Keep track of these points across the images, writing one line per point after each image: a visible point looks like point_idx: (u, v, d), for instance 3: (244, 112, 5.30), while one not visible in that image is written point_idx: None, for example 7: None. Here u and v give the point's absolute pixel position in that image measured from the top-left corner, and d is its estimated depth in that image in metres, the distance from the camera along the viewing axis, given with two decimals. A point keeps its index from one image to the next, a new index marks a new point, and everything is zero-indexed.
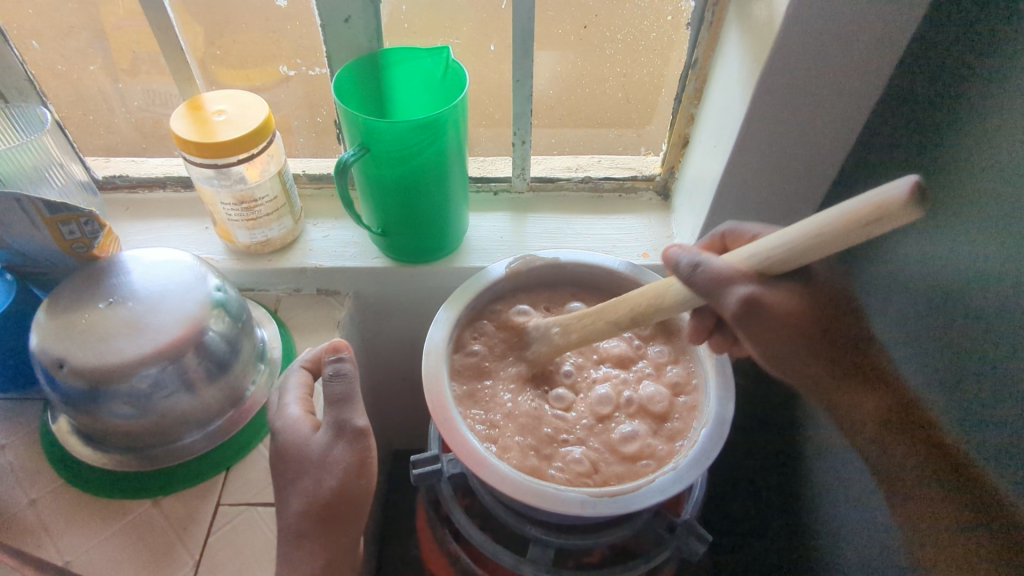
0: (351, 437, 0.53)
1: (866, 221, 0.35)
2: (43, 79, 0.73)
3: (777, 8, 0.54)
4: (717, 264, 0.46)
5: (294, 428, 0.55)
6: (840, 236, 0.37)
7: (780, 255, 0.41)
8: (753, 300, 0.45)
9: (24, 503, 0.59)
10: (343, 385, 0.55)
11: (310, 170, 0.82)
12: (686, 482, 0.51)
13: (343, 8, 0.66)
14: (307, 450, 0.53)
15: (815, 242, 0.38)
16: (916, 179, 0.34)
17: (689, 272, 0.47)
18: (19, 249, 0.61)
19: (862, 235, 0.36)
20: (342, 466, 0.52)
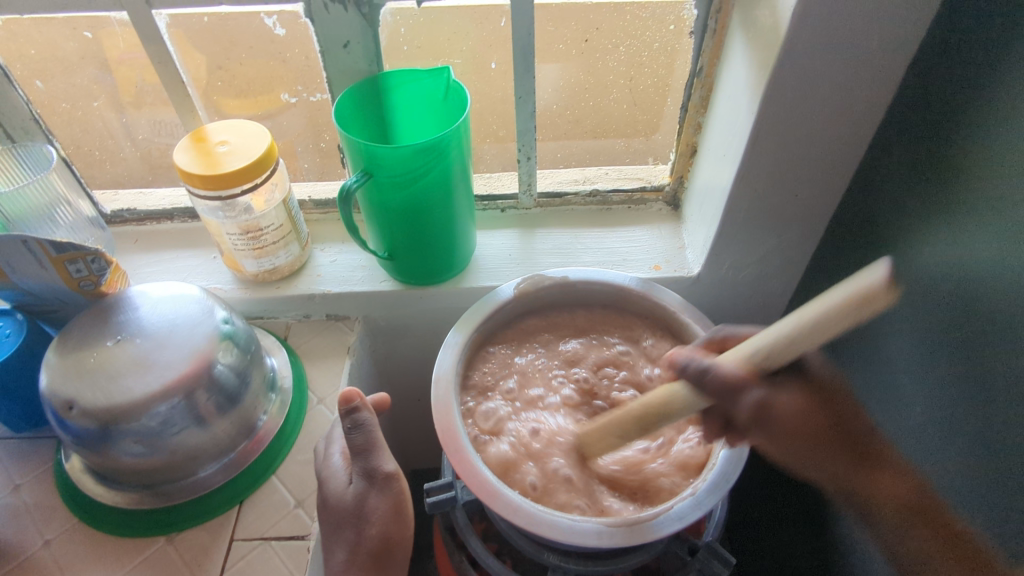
0: (380, 483, 0.56)
1: (859, 303, 0.37)
2: (48, 118, 0.73)
3: (783, 14, 0.53)
4: (723, 367, 0.44)
5: (334, 478, 0.57)
6: (833, 315, 0.37)
7: (782, 343, 0.41)
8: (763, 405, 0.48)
9: (40, 543, 0.59)
10: (362, 434, 0.56)
11: (315, 195, 0.82)
12: (705, 508, 0.51)
13: (341, 33, 0.65)
14: (342, 501, 0.56)
15: (800, 334, 0.39)
16: (890, 270, 0.36)
17: (699, 377, 0.45)
18: (27, 289, 0.61)
19: (859, 312, 0.37)
20: (379, 513, 0.56)
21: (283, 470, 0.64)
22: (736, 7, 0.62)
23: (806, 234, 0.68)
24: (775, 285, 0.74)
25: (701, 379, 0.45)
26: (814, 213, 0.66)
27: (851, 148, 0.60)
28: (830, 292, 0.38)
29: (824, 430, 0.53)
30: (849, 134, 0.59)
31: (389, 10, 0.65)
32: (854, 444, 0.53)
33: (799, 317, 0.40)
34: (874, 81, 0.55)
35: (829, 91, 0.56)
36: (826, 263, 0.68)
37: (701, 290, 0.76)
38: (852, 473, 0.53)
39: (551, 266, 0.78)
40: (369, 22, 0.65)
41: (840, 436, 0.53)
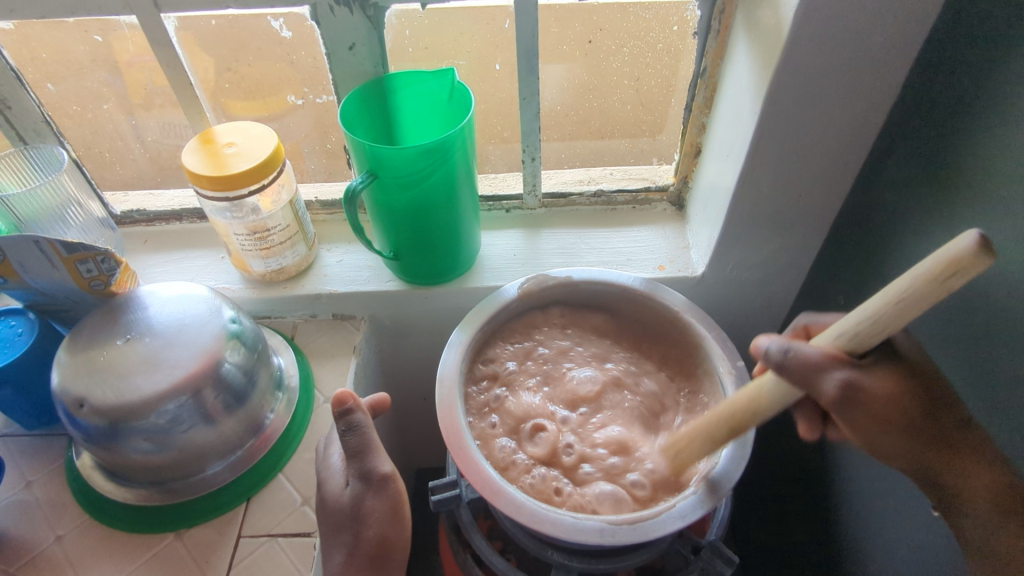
0: (377, 485, 0.56)
1: (940, 272, 0.32)
2: (59, 120, 0.74)
3: (786, 15, 0.53)
4: (808, 351, 0.41)
5: (330, 481, 0.58)
6: (914, 294, 0.33)
7: (870, 327, 0.37)
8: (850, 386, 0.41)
9: (51, 539, 0.60)
10: (359, 436, 0.56)
11: (322, 196, 0.83)
12: (707, 506, 0.51)
13: (347, 36, 0.66)
14: (340, 503, 0.56)
15: (891, 312, 0.35)
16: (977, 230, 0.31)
17: (778, 370, 0.42)
18: (39, 288, 0.62)
19: (943, 289, 0.32)
20: (376, 515, 0.55)
21: (289, 468, 0.65)
22: (740, 7, 0.62)
23: (811, 234, 0.68)
24: (779, 285, 0.74)
25: (783, 373, 0.41)
26: (818, 213, 0.66)
27: (855, 148, 0.60)
28: (907, 271, 0.34)
29: (918, 417, 0.44)
30: (853, 134, 0.59)
31: (394, 13, 0.66)
32: (948, 413, 0.45)
33: (883, 297, 0.35)
34: (878, 81, 0.55)
35: (833, 91, 0.56)
36: (830, 263, 0.68)
37: (705, 289, 0.76)
38: (928, 453, 0.45)
39: (555, 266, 0.78)
40: (374, 24, 0.65)
41: (927, 426, 0.44)
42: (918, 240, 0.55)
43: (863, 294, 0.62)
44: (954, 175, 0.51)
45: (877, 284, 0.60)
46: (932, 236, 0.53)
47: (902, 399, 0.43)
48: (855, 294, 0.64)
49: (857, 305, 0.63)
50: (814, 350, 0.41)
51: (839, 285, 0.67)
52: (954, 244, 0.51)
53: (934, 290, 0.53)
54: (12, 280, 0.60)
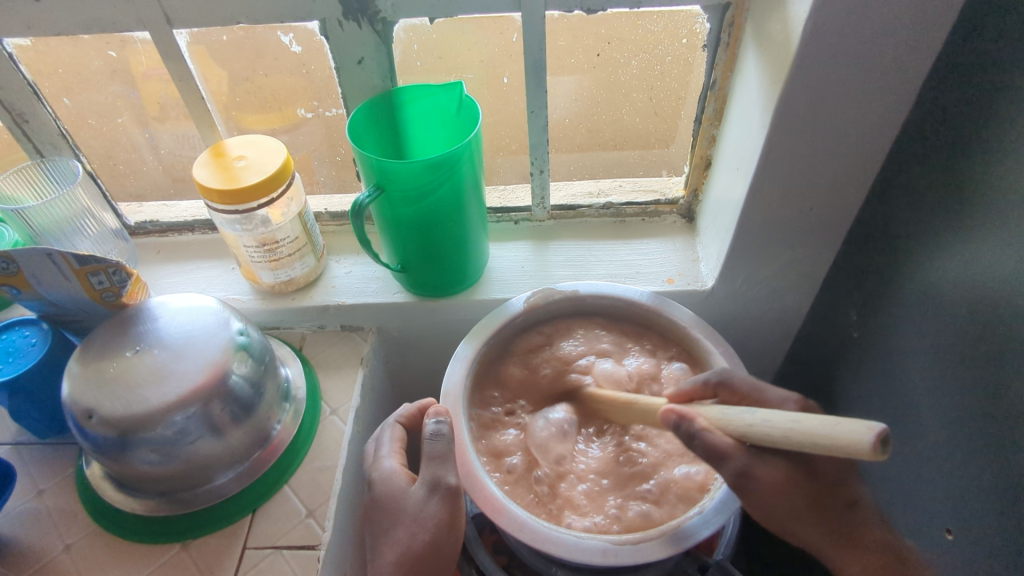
0: (445, 493, 0.52)
1: (844, 454, 0.37)
2: (76, 133, 0.76)
3: (794, 30, 0.52)
4: (715, 438, 0.46)
5: (389, 480, 0.55)
6: (819, 447, 0.38)
7: (760, 436, 0.43)
8: (745, 474, 0.45)
9: (61, 548, 0.61)
10: (444, 443, 0.53)
11: (332, 207, 0.84)
12: (713, 526, 0.50)
13: (356, 50, 0.66)
14: (402, 502, 0.53)
15: (787, 443, 0.40)
16: (881, 430, 0.35)
17: (687, 439, 0.47)
18: (52, 299, 0.63)
19: (830, 451, 0.38)
20: (435, 521, 0.51)
21: (295, 480, 0.65)
22: (749, 20, 0.62)
23: (822, 248, 0.68)
24: (790, 299, 0.73)
25: (689, 442, 0.47)
26: (828, 227, 0.65)
27: (867, 163, 0.59)
28: (829, 417, 0.39)
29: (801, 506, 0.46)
30: (866, 148, 0.58)
31: (403, 27, 0.66)
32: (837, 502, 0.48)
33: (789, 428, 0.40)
34: (888, 95, 0.54)
35: (843, 104, 0.55)
36: (843, 278, 0.67)
37: (715, 303, 0.75)
38: (829, 542, 0.48)
39: (563, 279, 0.78)
40: (383, 38, 0.66)
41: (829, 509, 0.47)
42: (931, 257, 0.54)
43: (877, 310, 0.61)
44: (967, 191, 0.50)
45: (890, 299, 0.59)
46: (946, 253, 0.52)
47: (801, 487, 0.46)
48: (867, 310, 0.63)
49: (869, 321, 0.62)
50: (722, 437, 0.46)
51: (852, 301, 0.66)
52: (968, 261, 0.50)
53: (950, 308, 0.52)
54: (26, 292, 0.61)
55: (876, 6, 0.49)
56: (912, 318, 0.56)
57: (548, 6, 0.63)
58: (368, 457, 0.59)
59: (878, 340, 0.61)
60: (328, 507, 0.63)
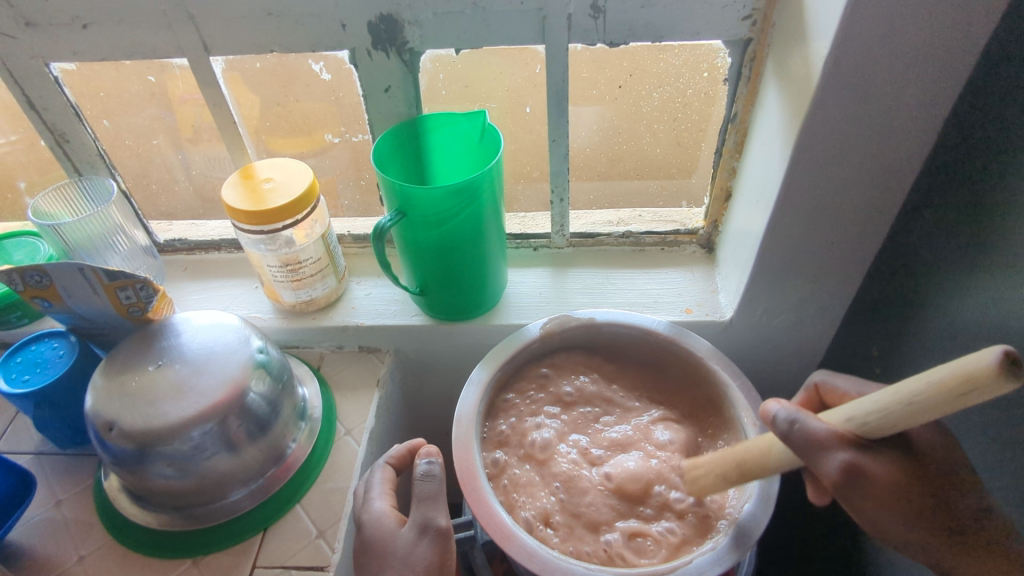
0: (434, 535, 0.53)
1: (962, 389, 0.32)
2: (113, 153, 0.79)
3: (815, 65, 0.52)
4: (815, 427, 0.44)
5: (379, 524, 0.55)
6: (932, 399, 0.34)
7: (878, 420, 0.38)
8: (854, 468, 0.43)
9: (74, 560, 0.61)
10: (434, 484, 0.54)
11: (354, 230, 0.85)
12: (725, 563, 0.50)
13: (383, 79, 0.68)
14: (392, 544, 0.53)
15: (900, 409, 0.36)
16: (1006, 348, 0.31)
17: (786, 434, 0.45)
18: (81, 313, 0.65)
19: (958, 402, 0.33)
20: (424, 565, 0.51)
21: (308, 499, 0.65)
22: (771, 55, 0.62)
23: (843, 283, 0.67)
24: (811, 333, 0.72)
25: (789, 435, 0.45)
26: (850, 262, 0.65)
27: (890, 197, 0.59)
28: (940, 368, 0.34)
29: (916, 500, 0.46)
30: (889, 183, 0.58)
31: (429, 57, 0.68)
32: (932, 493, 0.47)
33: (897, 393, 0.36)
34: (910, 132, 0.54)
35: (865, 139, 0.55)
36: (865, 313, 0.67)
37: (734, 334, 0.74)
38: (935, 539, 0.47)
39: (581, 306, 0.78)
40: (410, 68, 0.68)
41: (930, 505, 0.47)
42: (958, 293, 0.53)
43: (901, 346, 0.60)
44: (993, 228, 0.49)
45: (914, 335, 0.58)
46: (973, 290, 0.51)
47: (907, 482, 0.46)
48: (891, 347, 0.62)
49: (894, 356, 0.61)
50: (824, 426, 0.43)
51: (876, 336, 0.65)
52: (993, 299, 0.49)
53: (976, 348, 0.51)
54: (57, 305, 0.63)
55: (898, 43, 0.49)
56: (938, 355, 0.55)
57: (572, 39, 0.64)
58: (357, 500, 0.59)
59: (904, 374, 0.60)
60: (338, 528, 0.63)
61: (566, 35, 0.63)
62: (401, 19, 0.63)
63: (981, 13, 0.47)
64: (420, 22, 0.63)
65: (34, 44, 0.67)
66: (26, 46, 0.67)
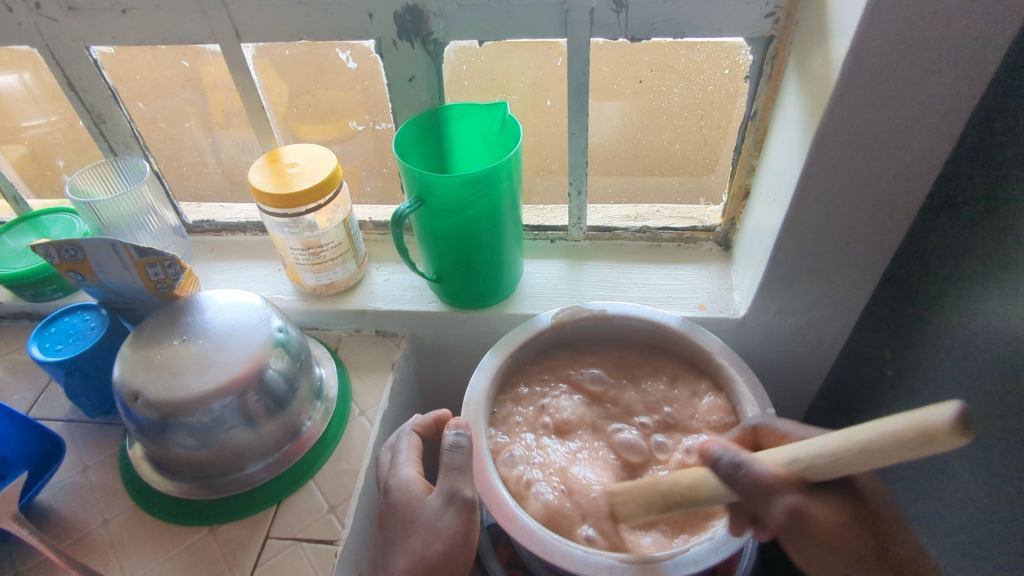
0: (461, 505, 0.53)
1: (911, 451, 0.33)
2: (147, 135, 0.81)
3: (835, 64, 0.52)
4: (761, 471, 0.43)
5: (407, 489, 0.56)
6: (877, 456, 0.35)
7: (825, 465, 0.38)
8: (799, 513, 0.42)
9: (99, 522, 0.64)
10: (462, 456, 0.54)
11: (376, 217, 0.87)
12: (725, 553, 0.50)
13: (407, 68, 0.70)
14: (420, 511, 0.54)
15: (853, 454, 0.36)
16: (960, 405, 0.31)
17: (732, 472, 0.44)
18: (112, 287, 0.68)
19: (908, 454, 0.33)
20: (450, 532, 0.52)
21: (321, 475, 0.67)
22: (793, 53, 0.62)
23: (858, 284, 0.67)
24: (825, 333, 0.72)
25: (734, 475, 0.44)
26: (866, 263, 0.65)
27: (907, 199, 0.59)
28: (882, 422, 0.35)
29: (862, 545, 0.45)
30: (906, 184, 0.58)
31: (453, 48, 0.69)
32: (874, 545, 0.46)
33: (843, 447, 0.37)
34: (931, 133, 0.54)
35: (884, 139, 0.55)
36: (880, 316, 0.66)
37: (747, 333, 0.74)
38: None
39: (595, 299, 0.78)
40: (434, 58, 0.69)
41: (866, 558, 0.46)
42: (974, 297, 0.52)
43: (914, 349, 0.60)
44: (1010, 232, 0.49)
45: (926, 339, 0.58)
46: (988, 294, 0.51)
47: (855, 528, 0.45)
48: (904, 349, 0.61)
49: (906, 358, 0.61)
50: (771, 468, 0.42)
51: (890, 339, 0.65)
52: (1007, 305, 0.49)
53: (989, 353, 0.50)
54: (90, 278, 0.66)
55: (920, 43, 0.49)
56: (951, 360, 0.55)
57: (594, 34, 0.65)
58: (386, 467, 0.60)
59: (916, 378, 0.60)
60: (349, 504, 0.65)
61: (588, 29, 0.64)
62: (426, 10, 0.64)
63: (1005, 15, 0.46)
64: (445, 13, 0.65)
65: (75, 28, 0.69)
66: (68, 29, 0.69)
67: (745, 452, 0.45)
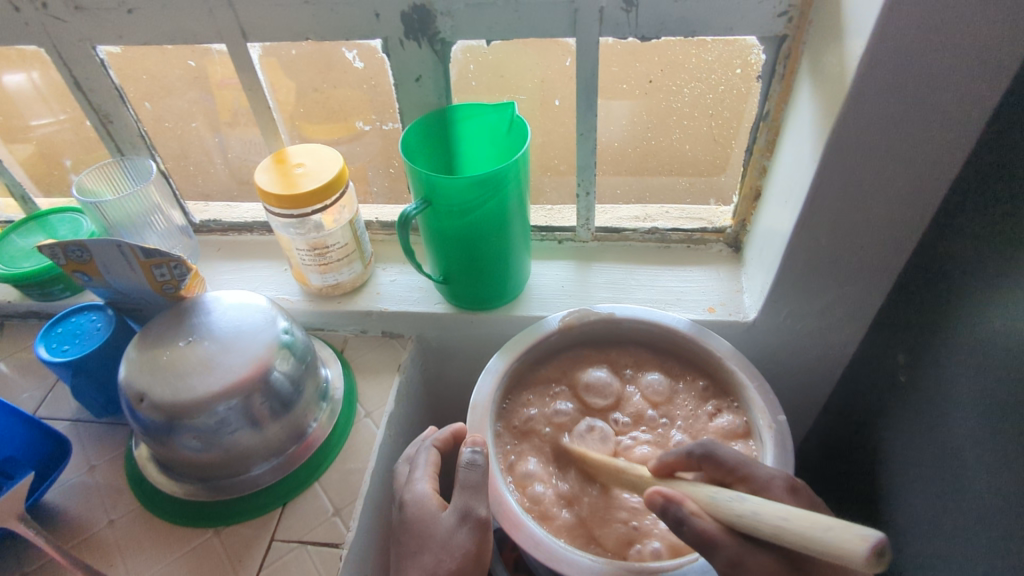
0: (475, 524, 0.52)
1: (834, 561, 0.35)
2: (154, 135, 0.81)
3: (850, 65, 0.51)
4: (705, 524, 0.44)
5: (422, 505, 0.54)
6: (807, 551, 0.36)
7: (766, 529, 0.39)
8: (735, 563, 0.43)
9: (105, 522, 0.64)
10: (478, 474, 0.53)
11: (382, 217, 0.87)
12: None
13: (414, 68, 0.69)
14: (433, 529, 0.53)
15: (784, 533, 0.38)
16: (878, 539, 0.34)
17: (675, 525, 0.45)
18: (118, 288, 0.67)
19: (818, 552, 0.36)
20: (463, 551, 0.51)
21: (326, 478, 0.67)
22: (806, 53, 0.61)
23: (871, 287, 0.65)
24: (836, 337, 0.71)
25: (678, 528, 0.45)
26: (879, 266, 0.63)
27: (922, 202, 0.58)
28: (825, 520, 0.37)
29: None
30: (921, 187, 0.57)
31: (460, 48, 0.69)
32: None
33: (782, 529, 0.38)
34: (945, 134, 0.53)
35: (898, 141, 0.54)
36: (893, 321, 0.65)
37: (757, 336, 0.73)
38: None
39: (603, 301, 0.78)
40: (441, 57, 0.68)
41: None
42: (990, 304, 0.51)
43: (928, 354, 0.59)
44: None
45: (940, 344, 0.57)
46: (1005, 300, 0.49)
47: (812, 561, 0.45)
48: (918, 354, 0.60)
49: (920, 363, 0.60)
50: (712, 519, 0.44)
51: (903, 344, 0.63)
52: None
53: (1004, 360, 0.49)
54: (97, 279, 0.66)
55: (936, 43, 0.48)
56: (966, 366, 0.54)
57: (603, 33, 0.64)
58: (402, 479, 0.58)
59: (929, 384, 0.59)
60: (354, 507, 0.65)
61: (597, 29, 0.63)
62: (433, 10, 0.64)
63: None
64: (452, 12, 0.64)
65: (82, 28, 0.69)
66: (75, 29, 0.69)
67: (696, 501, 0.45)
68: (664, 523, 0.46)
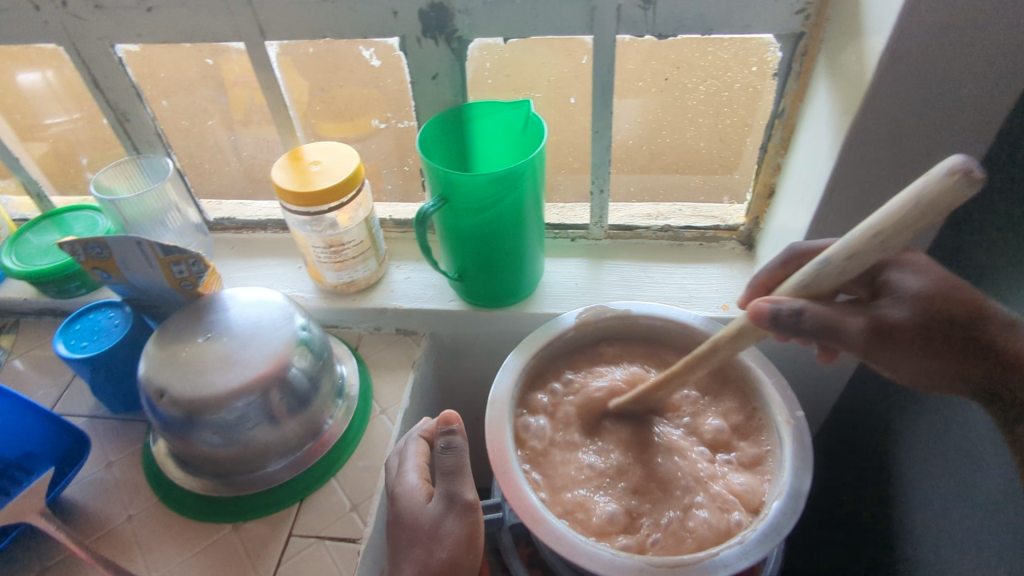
0: (461, 509, 0.54)
1: (936, 213, 0.33)
2: (169, 133, 0.81)
3: (870, 62, 0.51)
4: (781, 308, 0.42)
5: (412, 496, 0.56)
6: (902, 222, 0.35)
7: (844, 250, 0.39)
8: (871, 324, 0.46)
9: (124, 517, 0.64)
10: (455, 457, 0.55)
11: (396, 215, 0.87)
12: (755, 557, 0.50)
13: (430, 66, 0.69)
14: (419, 519, 0.54)
15: (887, 226, 0.35)
16: (958, 161, 0.32)
17: (795, 322, 0.42)
18: (137, 284, 0.68)
19: (911, 213, 0.34)
20: (454, 539, 0.53)
21: (342, 474, 0.67)
22: (824, 50, 0.61)
23: None
24: None
25: (801, 321, 0.42)
26: None
27: None
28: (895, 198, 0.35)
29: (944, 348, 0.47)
30: None
31: (477, 46, 0.69)
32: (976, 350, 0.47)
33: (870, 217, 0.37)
34: (964, 131, 0.53)
35: (917, 138, 0.54)
36: None
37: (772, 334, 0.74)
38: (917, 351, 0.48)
39: (616, 298, 0.78)
40: (458, 56, 0.68)
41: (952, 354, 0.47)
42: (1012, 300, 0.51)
43: None
44: None
45: None
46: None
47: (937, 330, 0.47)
48: None
49: None
50: (797, 305, 0.42)
51: None
52: None
53: None
54: (116, 276, 0.66)
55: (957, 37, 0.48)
56: None
57: (620, 31, 0.64)
58: (393, 471, 0.60)
59: None
60: (371, 502, 0.65)
61: (614, 25, 0.63)
62: (451, 7, 0.64)
63: None
64: (469, 10, 0.64)
65: (100, 26, 0.69)
66: (94, 27, 0.70)
67: (792, 296, 0.43)
68: (770, 328, 0.43)
